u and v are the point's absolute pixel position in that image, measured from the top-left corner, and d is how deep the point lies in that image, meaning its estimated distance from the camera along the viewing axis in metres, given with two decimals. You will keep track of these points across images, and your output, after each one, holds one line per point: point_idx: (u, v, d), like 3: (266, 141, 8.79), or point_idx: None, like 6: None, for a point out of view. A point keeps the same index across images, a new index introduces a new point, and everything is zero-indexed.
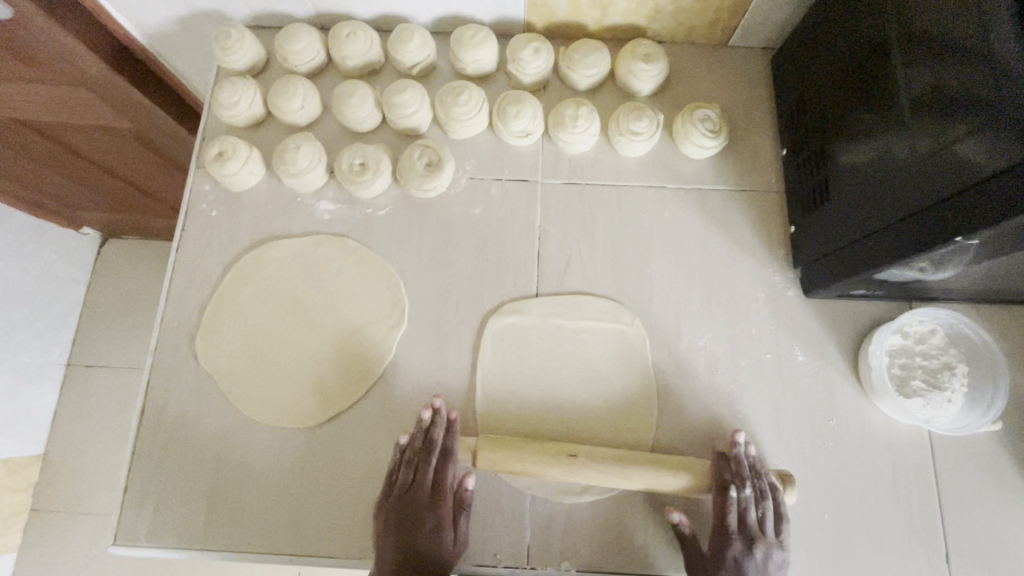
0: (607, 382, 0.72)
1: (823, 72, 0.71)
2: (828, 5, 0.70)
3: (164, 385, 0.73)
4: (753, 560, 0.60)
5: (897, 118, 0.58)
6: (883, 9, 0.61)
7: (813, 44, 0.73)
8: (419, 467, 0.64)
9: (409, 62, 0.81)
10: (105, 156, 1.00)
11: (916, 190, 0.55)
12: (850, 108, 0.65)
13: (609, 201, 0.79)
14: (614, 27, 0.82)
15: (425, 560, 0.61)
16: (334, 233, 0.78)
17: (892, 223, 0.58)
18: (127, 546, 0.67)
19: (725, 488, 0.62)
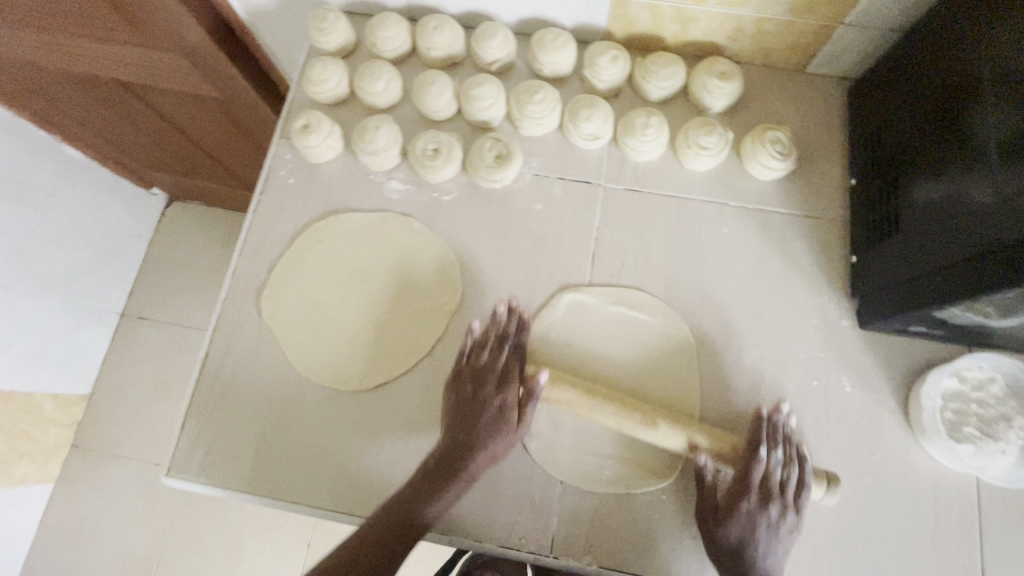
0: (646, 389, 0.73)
1: (906, 104, 0.70)
2: (919, 38, 0.69)
3: (228, 335, 0.78)
4: (765, 516, 0.60)
5: (980, 157, 0.57)
6: (978, 46, 0.60)
7: (897, 76, 0.72)
8: (491, 346, 0.68)
9: (490, 59, 0.84)
10: (189, 122, 1.07)
11: (990, 229, 0.54)
12: (930, 143, 0.64)
13: (669, 211, 0.80)
14: (693, 44, 0.83)
15: (469, 454, 0.63)
16: (400, 213, 0.81)
17: (961, 260, 0.57)
18: (179, 479, 0.72)
19: (756, 444, 0.62)
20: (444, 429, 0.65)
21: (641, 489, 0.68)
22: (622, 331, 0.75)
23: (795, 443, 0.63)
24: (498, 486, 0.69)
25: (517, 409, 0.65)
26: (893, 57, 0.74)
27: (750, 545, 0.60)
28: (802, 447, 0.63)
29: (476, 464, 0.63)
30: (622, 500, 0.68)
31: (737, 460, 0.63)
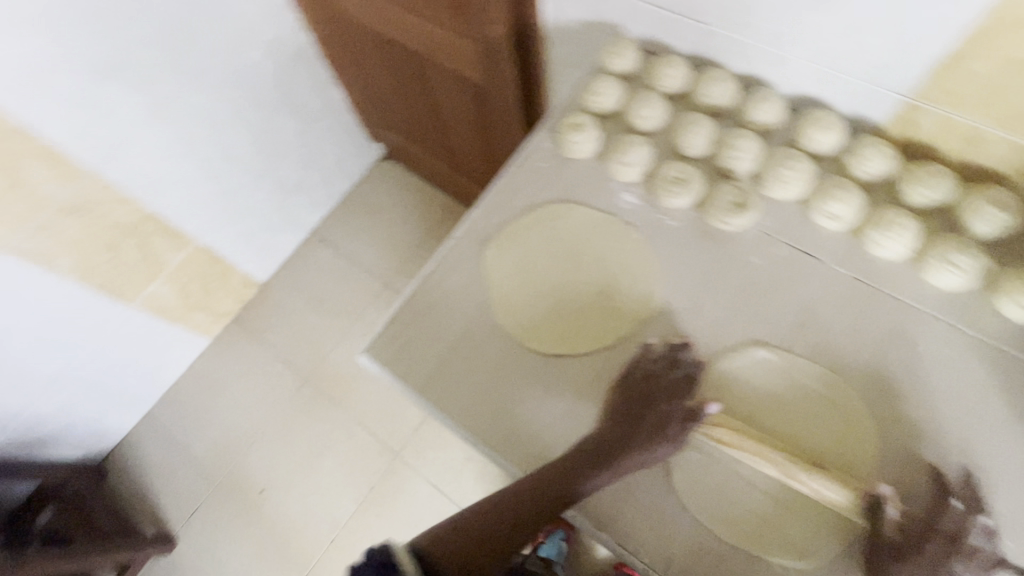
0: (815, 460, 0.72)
1: None
2: None
3: (447, 270, 0.90)
4: (950, 563, 0.65)
5: None
6: None
7: None
8: (664, 369, 0.77)
9: (754, 119, 0.90)
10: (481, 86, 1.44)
11: None
12: None
13: (890, 313, 0.79)
14: (974, 165, 0.82)
15: (619, 454, 0.73)
16: (625, 222, 0.89)
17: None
18: (371, 361, 0.86)
19: (946, 495, 0.69)
20: (602, 421, 0.76)
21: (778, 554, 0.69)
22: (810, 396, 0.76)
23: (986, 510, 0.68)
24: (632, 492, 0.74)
25: (677, 426, 0.73)
26: None
27: None
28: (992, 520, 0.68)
29: (637, 451, 0.72)
30: (750, 557, 0.70)
31: (927, 510, 0.68)
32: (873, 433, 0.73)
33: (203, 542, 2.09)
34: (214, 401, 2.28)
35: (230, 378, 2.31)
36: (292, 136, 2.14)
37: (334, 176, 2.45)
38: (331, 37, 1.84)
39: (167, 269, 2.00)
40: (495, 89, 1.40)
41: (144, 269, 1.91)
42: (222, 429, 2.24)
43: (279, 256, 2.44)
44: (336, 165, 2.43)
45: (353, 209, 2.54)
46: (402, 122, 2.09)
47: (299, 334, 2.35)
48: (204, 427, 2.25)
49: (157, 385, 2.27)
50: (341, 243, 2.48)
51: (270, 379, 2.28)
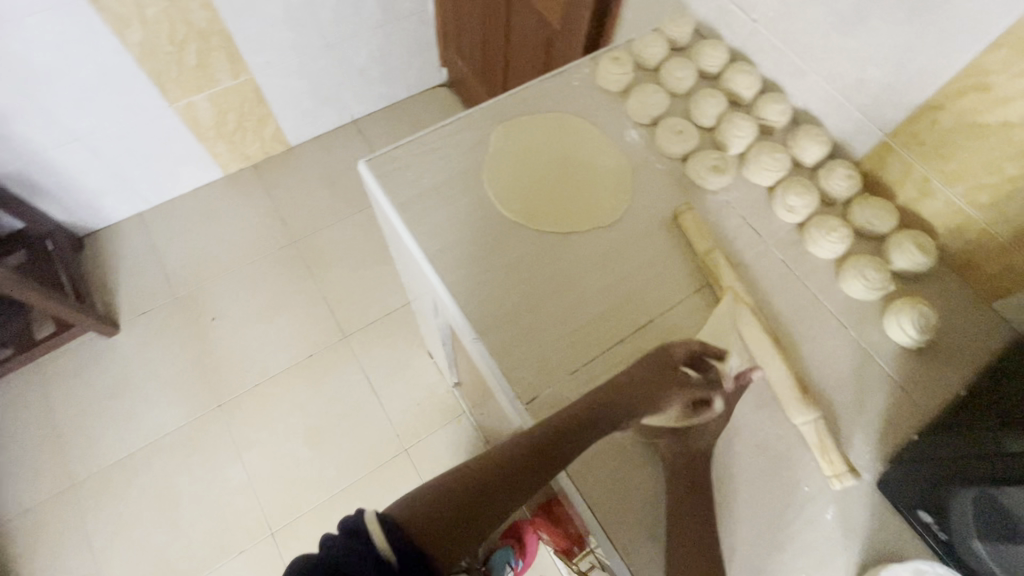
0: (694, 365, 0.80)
1: None
2: None
3: (462, 127, 1.02)
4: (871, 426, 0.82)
5: None
6: None
7: None
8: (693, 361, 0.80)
9: (763, 115, 1.03)
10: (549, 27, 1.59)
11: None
12: None
13: (796, 302, 0.91)
14: (915, 215, 0.94)
15: (627, 410, 0.74)
16: (624, 150, 1.02)
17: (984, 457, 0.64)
18: (367, 169, 0.98)
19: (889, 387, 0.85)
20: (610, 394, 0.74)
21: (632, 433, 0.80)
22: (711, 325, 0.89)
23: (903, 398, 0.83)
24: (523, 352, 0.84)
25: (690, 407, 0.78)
26: None
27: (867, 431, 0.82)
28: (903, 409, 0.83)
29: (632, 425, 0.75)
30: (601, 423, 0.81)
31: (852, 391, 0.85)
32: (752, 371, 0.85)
33: (141, 343, 2.15)
34: (204, 227, 2.37)
35: (226, 214, 2.40)
36: (374, 23, 2.27)
37: (394, 81, 2.57)
38: None
39: (217, 87, 2.11)
40: (560, 36, 1.55)
41: (196, 77, 2.02)
42: (198, 254, 2.32)
43: (315, 128, 2.54)
44: (400, 72, 2.54)
45: (397, 117, 2.65)
46: (473, 49, 2.22)
47: (302, 202, 2.45)
48: (183, 245, 2.33)
49: (159, 193, 2.36)
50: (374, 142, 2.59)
51: (262, 230, 2.38)
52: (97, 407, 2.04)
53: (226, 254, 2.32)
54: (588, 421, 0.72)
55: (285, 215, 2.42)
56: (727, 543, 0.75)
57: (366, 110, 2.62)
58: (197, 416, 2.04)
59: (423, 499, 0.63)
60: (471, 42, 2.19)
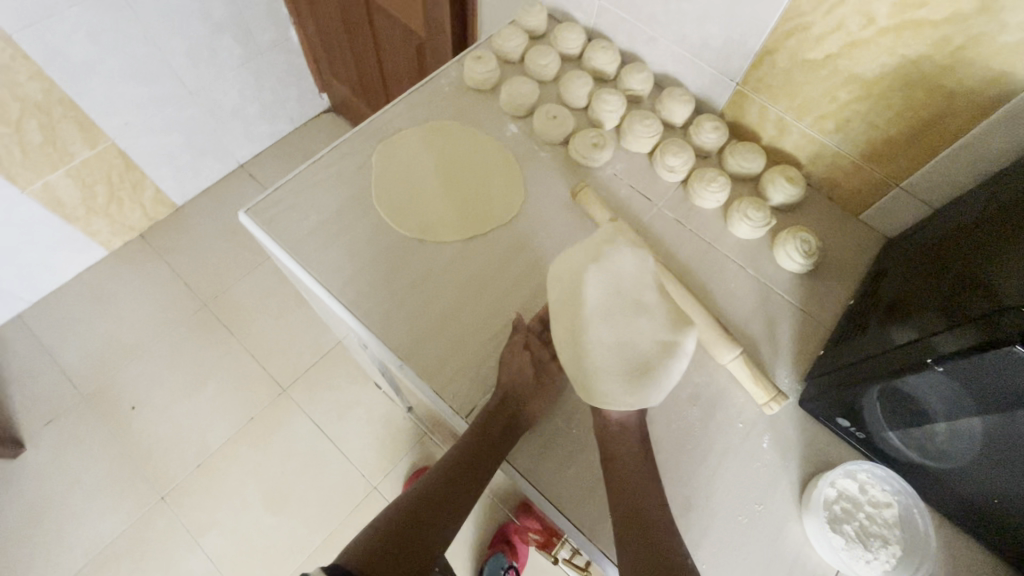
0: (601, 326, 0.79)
1: (909, 261, 0.85)
2: (941, 219, 0.83)
3: (343, 152, 1.00)
4: (779, 347, 0.87)
5: (936, 297, 0.71)
6: (965, 228, 0.77)
7: (915, 247, 0.86)
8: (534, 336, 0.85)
9: (628, 86, 1.07)
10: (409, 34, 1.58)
11: (910, 332, 0.68)
12: (911, 293, 0.79)
13: (696, 252, 0.96)
14: (780, 151, 1.02)
15: (517, 401, 0.79)
16: (507, 145, 1.03)
17: (876, 357, 0.70)
18: (250, 218, 0.92)
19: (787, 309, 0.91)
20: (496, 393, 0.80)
21: (565, 411, 0.83)
22: None
23: (802, 315, 0.90)
24: (451, 363, 0.84)
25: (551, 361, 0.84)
26: (922, 221, 0.88)
27: (781, 354, 0.86)
28: (802, 325, 0.89)
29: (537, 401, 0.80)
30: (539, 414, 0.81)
31: (759, 319, 0.90)
32: None
33: (53, 455, 1.92)
34: (97, 312, 2.15)
35: (121, 293, 2.20)
36: (238, 62, 2.13)
37: (273, 117, 2.45)
38: None
39: (74, 162, 1.89)
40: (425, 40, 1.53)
41: (50, 156, 1.80)
42: (98, 343, 2.10)
43: (199, 182, 2.37)
44: (278, 105, 2.42)
45: (284, 152, 2.53)
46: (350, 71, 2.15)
47: (204, 262, 2.29)
48: (77, 338, 2.10)
49: (35, 287, 2.11)
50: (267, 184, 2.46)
51: (166, 301, 2.20)
52: (16, 539, 1.80)
53: (130, 335, 2.12)
54: (489, 426, 0.77)
55: (189, 279, 2.25)
56: (682, 495, 0.78)
57: (250, 152, 2.48)
58: (138, 517, 1.85)
59: (375, 528, 0.70)
60: (344, 64, 2.13)
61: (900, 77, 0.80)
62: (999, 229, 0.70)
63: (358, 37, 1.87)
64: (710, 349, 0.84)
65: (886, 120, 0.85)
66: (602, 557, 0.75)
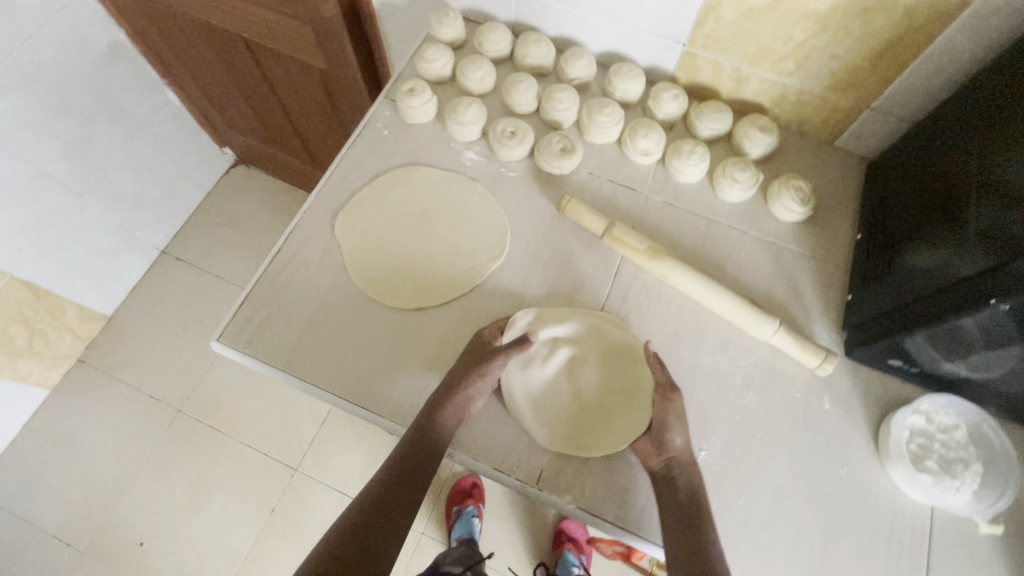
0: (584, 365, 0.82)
1: (904, 184, 0.84)
2: (927, 134, 0.82)
3: (302, 239, 0.89)
4: (808, 306, 0.86)
5: (956, 222, 0.70)
6: (954, 140, 0.76)
7: (906, 167, 0.85)
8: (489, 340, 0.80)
9: (572, 76, 1.00)
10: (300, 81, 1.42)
11: (953, 269, 0.66)
12: (918, 216, 0.78)
13: (696, 231, 0.92)
14: (742, 101, 0.99)
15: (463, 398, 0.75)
16: (470, 176, 0.95)
17: (925, 300, 0.68)
18: (227, 345, 0.81)
19: (801, 263, 0.89)
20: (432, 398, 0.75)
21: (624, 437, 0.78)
22: (640, 297, 0.87)
23: (817, 266, 0.89)
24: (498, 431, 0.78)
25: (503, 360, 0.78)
26: (910, 134, 0.86)
27: (811, 314, 0.85)
28: (820, 276, 0.88)
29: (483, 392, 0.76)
30: (610, 454, 0.76)
31: (779, 284, 0.88)
32: (697, 316, 0.86)
33: None
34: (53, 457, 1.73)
35: (80, 432, 1.77)
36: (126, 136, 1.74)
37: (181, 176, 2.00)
38: (150, 28, 1.50)
39: None
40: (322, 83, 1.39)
41: None
42: (68, 499, 1.69)
43: (125, 282, 1.93)
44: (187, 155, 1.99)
45: (210, 214, 2.10)
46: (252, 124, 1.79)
47: (156, 362, 1.87)
48: (44, 503, 1.68)
49: None
50: (198, 254, 2.04)
51: (133, 423, 1.79)
52: None
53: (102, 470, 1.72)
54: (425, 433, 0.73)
55: (148, 386, 1.84)
56: (771, 485, 0.76)
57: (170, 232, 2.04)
58: None
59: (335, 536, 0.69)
60: (241, 118, 1.79)
61: (857, 4, 0.77)
62: (993, 135, 0.69)
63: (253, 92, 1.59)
64: (748, 329, 0.82)
65: (849, 48, 0.82)
66: None
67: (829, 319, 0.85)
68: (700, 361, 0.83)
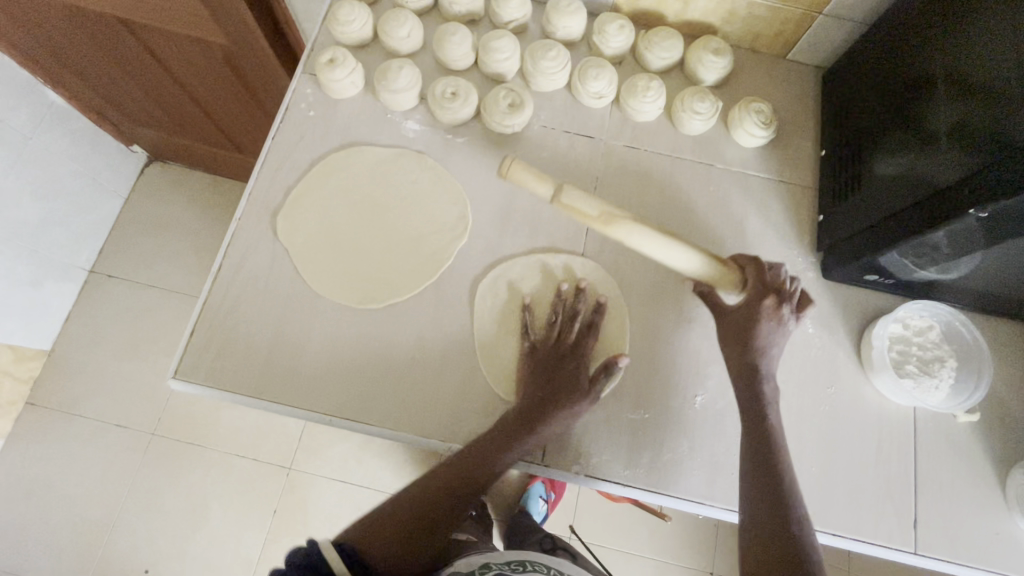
0: (570, 315, 0.78)
1: (863, 97, 0.82)
2: (883, 41, 0.79)
3: (244, 250, 0.80)
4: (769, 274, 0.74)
5: (924, 132, 0.68)
6: (915, 44, 0.73)
7: (863, 79, 0.83)
8: (559, 321, 0.77)
9: (507, 18, 0.90)
10: (197, 62, 1.24)
11: (927, 183, 0.65)
12: (881, 128, 0.76)
13: (662, 172, 0.88)
14: (690, 23, 0.92)
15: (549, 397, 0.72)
16: (415, 149, 0.86)
17: (903, 215, 0.67)
18: (186, 381, 0.74)
19: (771, 192, 0.87)
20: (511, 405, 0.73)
21: (621, 398, 0.76)
22: (615, 252, 0.84)
23: (786, 192, 0.88)
24: (495, 418, 0.75)
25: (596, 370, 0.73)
26: (867, 38, 0.83)
27: (783, 242, 0.85)
28: (790, 201, 0.87)
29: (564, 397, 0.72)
30: (609, 418, 0.76)
31: (753, 217, 0.86)
32: (675, 261, 0.84)
33: None
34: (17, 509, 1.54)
35: (54, 472, 1.57)
36: (15, 146, 1.40)
37: (92, 173, 1.66)
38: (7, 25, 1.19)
39: None
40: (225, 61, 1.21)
41: None
42: (55, 551, 1.52)
43: (58, 308, 1.66)
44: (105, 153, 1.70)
45: (139, 213, 1.81)
46: (158, 114, 1.56)
47: (110, 388, 1.65)
48: (32, 560, 1.51)
49: None
50: (133, 261, 1.77)
51: (109, 454, 1.60)
52: None
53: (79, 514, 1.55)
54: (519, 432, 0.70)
55: (111, 416, 1.63)
56: None
57: (97, 245, 1.75)
58: None
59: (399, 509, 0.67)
60: (144, 111, 1.55)
61: None
62: (956, 37, 0.67)
63: (147, 77, 1.37)
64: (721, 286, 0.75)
65: None
66: (729, 514, 0.73)
67: (802, 244, 0.85)
68: (685, 306, 0.82)
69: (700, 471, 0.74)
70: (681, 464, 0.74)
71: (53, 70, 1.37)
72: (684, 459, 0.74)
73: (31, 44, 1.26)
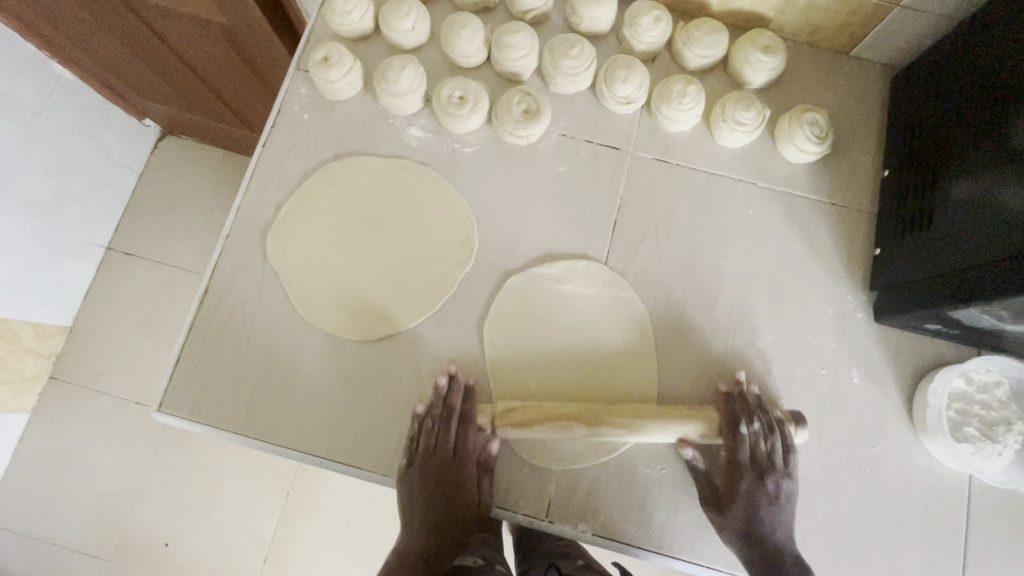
0: (444, 415, 0.68)
1: (938, 110, 0.69)
2: (967, 44, 0.66)
3: (231, 272, 0.74)
4: (762, 487, 0.65)
5: (1006, 166, 0.57)
6: (1003, 52, 0.60)
7: (940, 89, 0.70)
8: (436, 426, 0.68)
9: (525, 6, 0.79)
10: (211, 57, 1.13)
11: (1005, 233, 0.55)
12: (955, 153, 0.64)
13: (695, 190, 0.78)
14: (738, 13, 0.79)
15: (452, 505, 0.67)
16: (418, 161, 0.78)
17: (976, 264, 0.57)
18: (169, 414, 0.70)
19: (820, 218, 0.77)
20: (412, 517, 0.68)
21: (634, 451, 0.70)
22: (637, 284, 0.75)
23: (838, 218, 0.77)
24: (495, 466, 0.69)
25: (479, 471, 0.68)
26: (951, 38, 0.69)
27: (832, 279, 0.75)
28: (841, 229, 0.76)
29: (467, 500, 0.68)
30: (621, 472, 0.69)
31: (797, 248, 0.76)
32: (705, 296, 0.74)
33: None
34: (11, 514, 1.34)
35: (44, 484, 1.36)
36: (25, 125, 1.18)
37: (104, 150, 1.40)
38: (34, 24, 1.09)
39: None
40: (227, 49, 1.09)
41: None
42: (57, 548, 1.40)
43: (77, 288, 1.43)
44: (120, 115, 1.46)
45: None
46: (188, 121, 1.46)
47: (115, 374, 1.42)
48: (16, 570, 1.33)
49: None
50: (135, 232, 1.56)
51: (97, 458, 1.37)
52: None
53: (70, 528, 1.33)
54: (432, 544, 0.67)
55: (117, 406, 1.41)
56: (800, 480, 0.69)
57: (112, 223, 1.49)
58: None
59: None
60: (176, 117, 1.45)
61: None
62: None
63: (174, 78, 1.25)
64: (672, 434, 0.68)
65: None
66: None
67: (853, 281, 0.75)
68: (713, 348, 0.73)
69: (718, 534, 0.68)
70: (698, 525, 0.68)
71: (73, 57, 1.21)
72: (701, 521, 0.68)
73: (24, 9, 1.04)
